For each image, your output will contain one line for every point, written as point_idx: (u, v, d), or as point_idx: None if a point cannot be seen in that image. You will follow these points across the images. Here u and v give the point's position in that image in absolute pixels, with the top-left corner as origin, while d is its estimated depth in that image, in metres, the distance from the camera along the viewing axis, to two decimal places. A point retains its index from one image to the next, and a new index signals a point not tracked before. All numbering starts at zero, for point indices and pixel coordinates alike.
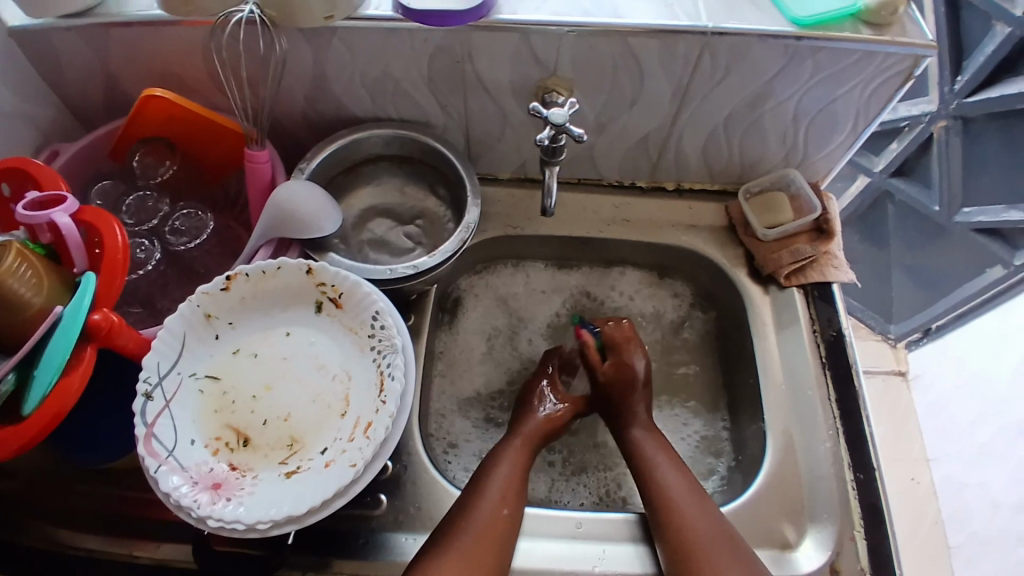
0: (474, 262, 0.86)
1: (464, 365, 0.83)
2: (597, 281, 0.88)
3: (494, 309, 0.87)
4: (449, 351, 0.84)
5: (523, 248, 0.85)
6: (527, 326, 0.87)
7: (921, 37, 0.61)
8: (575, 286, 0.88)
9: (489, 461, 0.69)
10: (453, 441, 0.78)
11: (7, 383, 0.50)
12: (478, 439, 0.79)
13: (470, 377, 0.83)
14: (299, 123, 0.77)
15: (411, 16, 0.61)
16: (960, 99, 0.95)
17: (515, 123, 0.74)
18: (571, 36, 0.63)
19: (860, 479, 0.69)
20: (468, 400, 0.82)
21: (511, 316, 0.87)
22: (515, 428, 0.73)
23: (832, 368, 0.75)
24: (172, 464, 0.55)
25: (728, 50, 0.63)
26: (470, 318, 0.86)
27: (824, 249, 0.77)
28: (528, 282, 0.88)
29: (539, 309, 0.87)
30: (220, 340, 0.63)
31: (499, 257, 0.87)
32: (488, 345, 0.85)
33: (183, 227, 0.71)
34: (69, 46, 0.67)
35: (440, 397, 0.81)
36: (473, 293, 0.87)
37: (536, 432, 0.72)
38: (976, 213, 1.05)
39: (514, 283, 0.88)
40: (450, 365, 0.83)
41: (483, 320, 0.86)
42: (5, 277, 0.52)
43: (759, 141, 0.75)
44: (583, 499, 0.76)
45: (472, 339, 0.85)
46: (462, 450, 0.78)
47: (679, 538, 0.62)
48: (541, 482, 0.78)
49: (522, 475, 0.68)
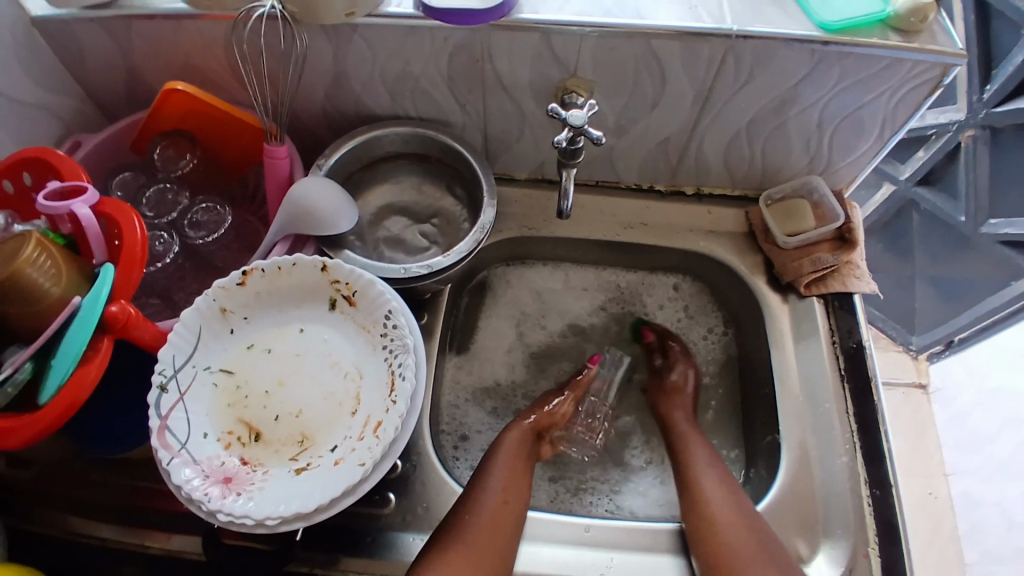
0: (512, 255, 0.86)
1: (474, 352, 0.84)
2: (640, 285, 0.88)
3: (532, 298, 0.88)
4: (480, 339, 0.85)
5: (557, 248, 0.85)
6: (567, 317, 0.88)
7: (952, 44, 0.60)
8: (622, 287, 0.88)
9: (491, 451, 0.71)
10: (463, 434, 0.79)
11: (24, 372, 0.51)
12: (489, 430, 0.81)
13: (492, 371, 0.84)
14: (318, 119, 0.77)
15: (431, 14, 0.61)
16: (989, 108, 0.93)
17: (533, 124, 0.74)
18: (593, 37, 0.62)
19: (876, 495, 0.67)
20: (485, 390, 0.83)
21: (551, 305, 0.88)
22: (514, 423, 0.75)
23: (851, 379, 0.73)
24: (185, 457, 0.56)
25: (752, 53, 0.62)
26: (502, 304, 0.87)
27: (846, 258, 0.76)
28: (572, 280, 0.88)
29: (585, 304, 0.88)
30: (234, 335, 0.63)
31: (537, 255, 0.87)
32: (519, 333, 0.87)
33: (201, 221, 0.72)
34: (94, 39, 0.68)
35: (452, 391, 0.82)
36: (511, 283, 0.88)
37: (530, 428, 0.75)
38: (1003, 225, 1.02)
39: (556, 280, 0.88)
40: (469, 352, 0.84)
41: (521, 307, 0.88)
42: (24, 267, 0.52)
43: (782, 146, 0.74)
44: (588, 504, 0.76)
45: (499, 323, 0.87)
46: (473, 443, 0.79)
47: (712, 540, 0.63)
48: (552, 488, 0.77)
49: (518, 458, 0.71)
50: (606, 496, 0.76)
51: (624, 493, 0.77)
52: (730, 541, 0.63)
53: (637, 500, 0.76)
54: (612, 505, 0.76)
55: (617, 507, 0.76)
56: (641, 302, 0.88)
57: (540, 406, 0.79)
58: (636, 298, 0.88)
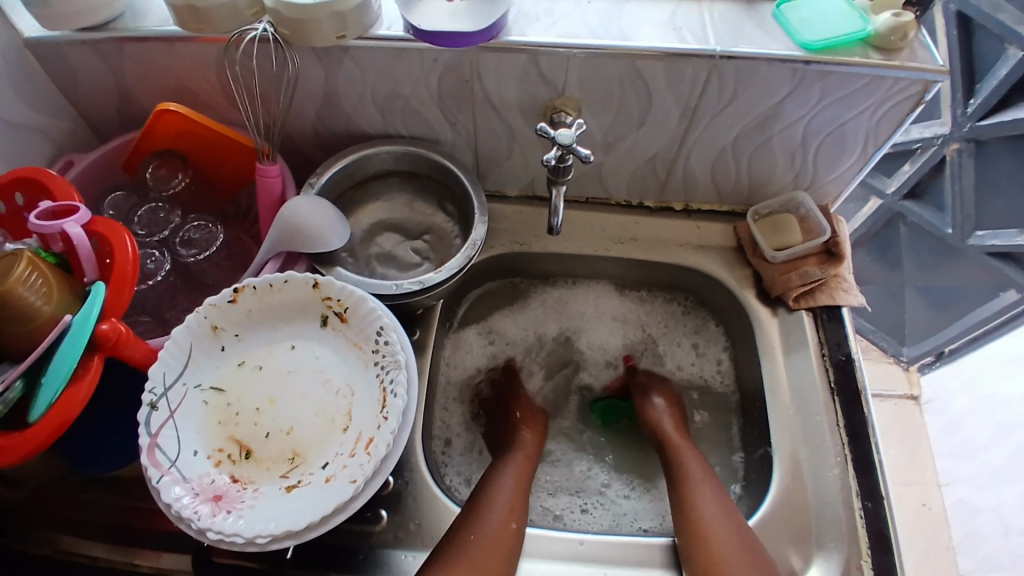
0: (518, 271, 0.87)
1: (466, 350, 0.86)
2: (646, 312, 0.89)
3: (539, 312, 0.89)
4: (474, 339, 0.87)
5: (562, 264, 0.86)
6: (567, 334, 0.89)
7: (932, 62, 0.61)
8: (628, 309, 0.89)
9: (492, 473, 0.71)
10: (447, 438, 0.81)
11: (14, 391, 0.51)
12: (467, 434, 0.82)
13: (478, 361, 0.87)
14: (309, 139, 0.78)
15: (419, 36, 0.62)
16: (972, 121, 0.95)
17: (522, 141, 0.75)
18: (580, 57, 0.63)
19: (868, 507, 0.67)
20: (470, 379, 0.85)
21: (557, 319, 0.89)
22: (516, 447, 0.75)
23: (840, 392, 0.73)
24: (175, 475, 0.56)
25: (736, 72, 0.63)
26: (509, 315, 0.89)
27: (833, 272, 0.76)
28: (577, 295, 0.89)
29: (588, 325, 0.89)
30: (226, 353, 0.64)
31: (547, 273, 0.88)
32: (516, 340, 0.89)
33: (193, 239, 0.73)
34: (87, 61, 0.69)
35: (444, 386, 0.83)
36: (522, 294, 0.89)
37: (530, 451, 0.75)
38: (989, 237, 1.04)
39: (565, 296, 0.89)
40: (456, 348, 0.86)
41: (528, 317, 0.89)
42: (15, 286, 0.52)
43: (767, 162, 0.75)
44: (559, 511, 0.77)
45: (502, 329, 0.88)
46: (456, 448, 0.80)
47: (703, 544, 0.64)
48: (576, 504, 0.78)
49: (527, 481, 0.71)
50: (598, 507, 0.78)
51: (607, 508, 0.78)
52: (723, 550, 0.63)
53: (620, 514, 0.77)
54: (585, 514, 0.77)
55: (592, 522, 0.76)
56: (632, 337, 0.89)
57: (513, 421, 0.78)
58: (637, 314, 0.89)
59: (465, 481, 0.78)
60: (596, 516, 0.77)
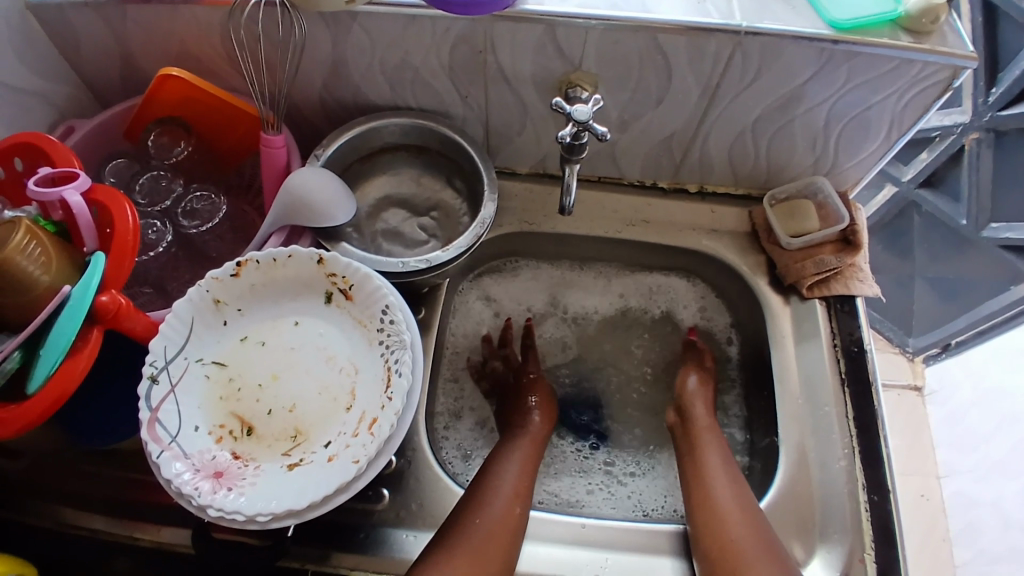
0: (523, 249, 0.85)
1: (466, 315, 0.86)
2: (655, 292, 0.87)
3: (543, 288, 0.87)
4: (473, 309, 0.86)
5: (570, 245, 0.84)
6: (572, 310, 0.88)
7: (963, 46, 0.59)
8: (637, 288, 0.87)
9: (496, 457, 0.70)
10: (451, 415, 0.80)
11: (12, 362, 0.49)
12: (472, 410, 0.81)
13: (478, 329, 0.86)
14: (316, 108, 0.76)
15: (432, 3, 0.60)
16: (993, 111, 0.92)
17: (535, 116, 0.72)
18: (598, 29, 0.61)
19: (874, 501, 0.66)
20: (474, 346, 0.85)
21: (560, 296, 0.87)
22: (521, 429, 0.74)
23: (851, 382, 0.72)
24: (175, 451, 0.55)
25: (760, 50, 0.61)
26: (514, 285, 0.87)
27: (850, 261, 0.75)
28: (585, 271, 0.87)
29: (598, 300, 0.87)
30: (228, 327, 0.62)
31: (555, 254, 0.86)
32: (519, 311, 0.87)
33: (195, 210, 0.71)
34: (90, 23, 0.67)
35: (451, 355, 0.83)
36: (527, 268, 0.87)
37: (535, 433, 0.74)
38: (1004, 229, 1.02)
39: (573, 274, 0.87)
40: (456, 314, 0.85)
41: (530, 292, 0.87)
42: (14, 254, 0.51)
43: (787, 145, 0.73)
44: (555, 495, 0.76)
45: (505, 300, 0.87)
46: (465, 422, 0.80)
47: (707, 531, 0.63)
48: (575, 486, 0.77)
49: (531, 465, 0.70)
50: (590, 493, 0.76)
51: (604, 494, 0.77)
52: (730, 538, 0.62)
53: (631, 503, 0.76)
54: (586, 500, 0.76)
55: (575, 504, 0.75)
56: (639, 310, 0.87)
57: (520, 389, 0.78)
58: (647, 291, 0.87)
59: (461, 452, 0.77)
60: (588, 500, 0.76)
